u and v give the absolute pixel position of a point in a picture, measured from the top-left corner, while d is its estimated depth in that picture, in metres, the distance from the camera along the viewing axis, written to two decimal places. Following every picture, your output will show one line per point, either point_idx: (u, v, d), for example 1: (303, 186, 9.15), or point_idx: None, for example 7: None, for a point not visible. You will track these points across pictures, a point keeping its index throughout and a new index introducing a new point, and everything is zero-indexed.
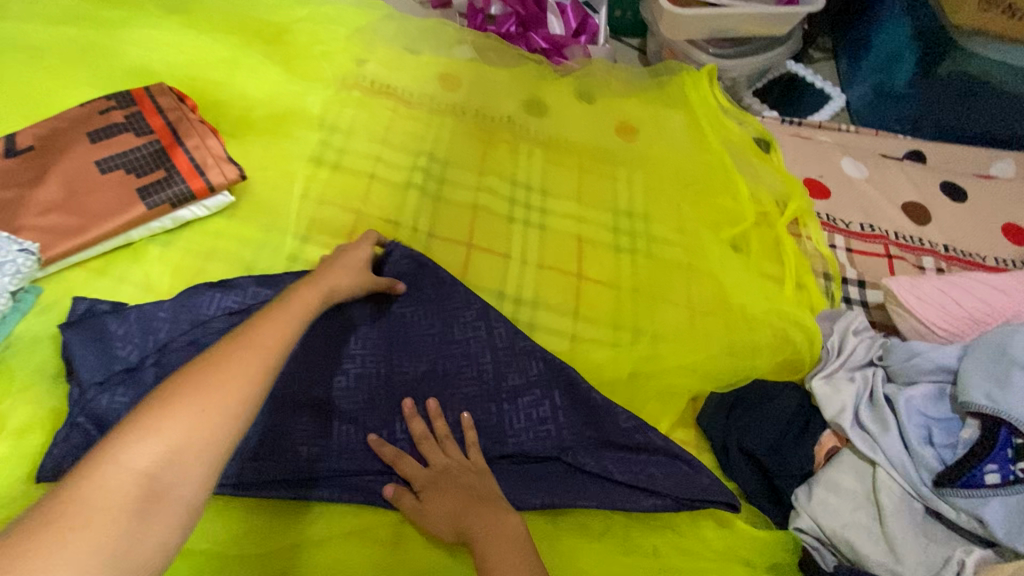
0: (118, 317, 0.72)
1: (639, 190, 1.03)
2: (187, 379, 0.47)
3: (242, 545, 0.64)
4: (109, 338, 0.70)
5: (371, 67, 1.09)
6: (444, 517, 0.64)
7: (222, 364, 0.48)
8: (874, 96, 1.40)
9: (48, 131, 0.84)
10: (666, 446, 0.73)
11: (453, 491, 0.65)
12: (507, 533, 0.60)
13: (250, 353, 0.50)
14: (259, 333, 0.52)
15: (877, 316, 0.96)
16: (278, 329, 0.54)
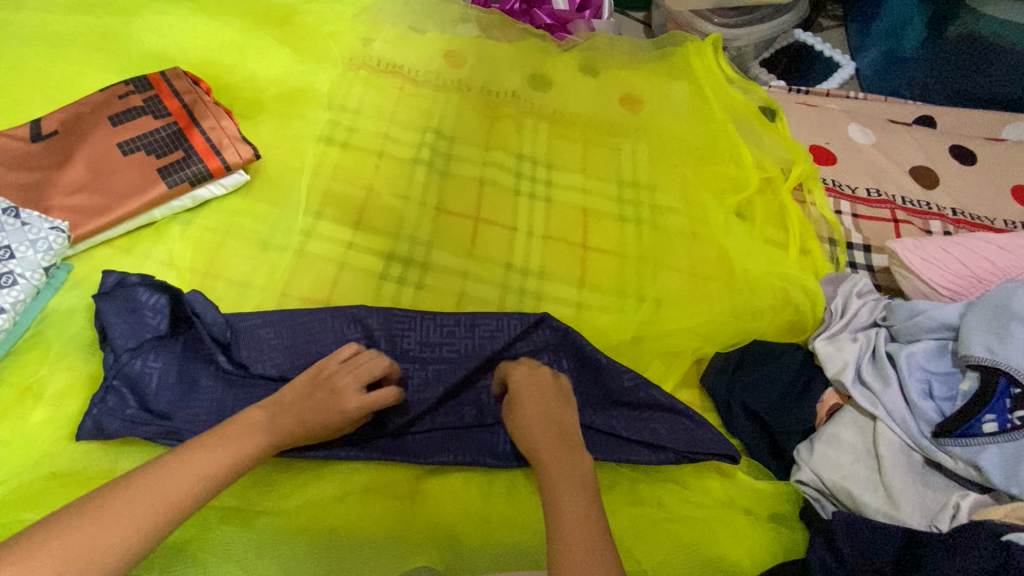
0: (146, 290, 0.76)
1: (644, 161, 1.05)
2: (109, 492, 0.53)
3: (268, 501, 0.67)
4: (138, 309, 0.74)
5: (377, 46, 1.11)
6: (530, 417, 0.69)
7: (136, 487, 0.54)
8: (884, 62, 1.39)
9: (71, 115, 0.88)
10: (670, 404, 0.76)
11: (540, 400, 0.71)
12: (578, 472, 0.63)
13: (164, 483, 0.55)
14: (187, 461, 0.57)
15: (881, 280, 0.97)
16: (209, 461, 0.57)
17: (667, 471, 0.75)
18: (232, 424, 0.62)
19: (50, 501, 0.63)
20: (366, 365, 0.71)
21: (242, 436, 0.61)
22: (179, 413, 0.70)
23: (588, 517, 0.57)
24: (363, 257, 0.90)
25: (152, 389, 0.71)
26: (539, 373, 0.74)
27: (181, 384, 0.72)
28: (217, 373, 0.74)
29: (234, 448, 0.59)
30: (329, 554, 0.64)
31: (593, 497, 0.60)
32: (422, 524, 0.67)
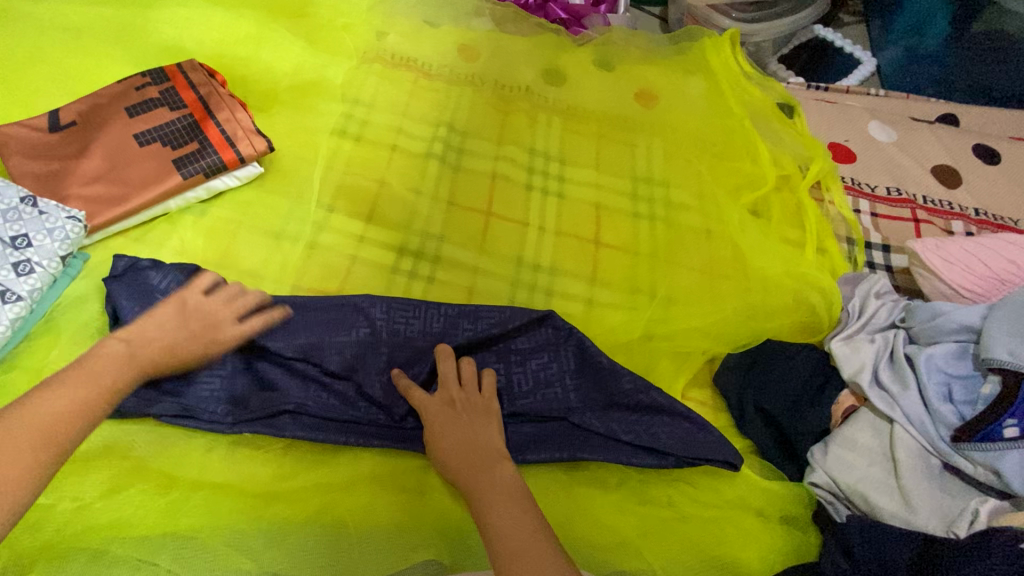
0: (158, 275, 0.77)
1: (658, 156, 1.03)
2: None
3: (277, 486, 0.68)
4: (150, 293, 0.75)
5: (392, 40, 1.10)
6: (450, 446, 0.67)
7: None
8: (905, 60, 1.35)
9: (89, 106, 0.89)
10: (670, 406, 0.74)
11: (456, 428, 0.69)
12: (502, 488, 0.62)
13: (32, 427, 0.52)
14: (50, 400, 0.55)
15: (901, 280, 0.95)
16: (80, 396, 0.56)
17: (677, 470, 0.74)
18: (89, 356, 0.60)
19: (62, 486, 0.64)
20: (235, 296, 0.72)
21: (106, 366, 0.59)
22: (187, 396, 0.71)
23: (528, 525, 0.58)
24: (375, 250, 0.90)
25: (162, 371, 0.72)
26: (450, 387, 0.72)
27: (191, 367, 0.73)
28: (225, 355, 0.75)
29: (101, 378, 0.58)
30: (337, 544, 0.64)
31: (528, 504, 0.61)
32: (430, 518, 0.67)
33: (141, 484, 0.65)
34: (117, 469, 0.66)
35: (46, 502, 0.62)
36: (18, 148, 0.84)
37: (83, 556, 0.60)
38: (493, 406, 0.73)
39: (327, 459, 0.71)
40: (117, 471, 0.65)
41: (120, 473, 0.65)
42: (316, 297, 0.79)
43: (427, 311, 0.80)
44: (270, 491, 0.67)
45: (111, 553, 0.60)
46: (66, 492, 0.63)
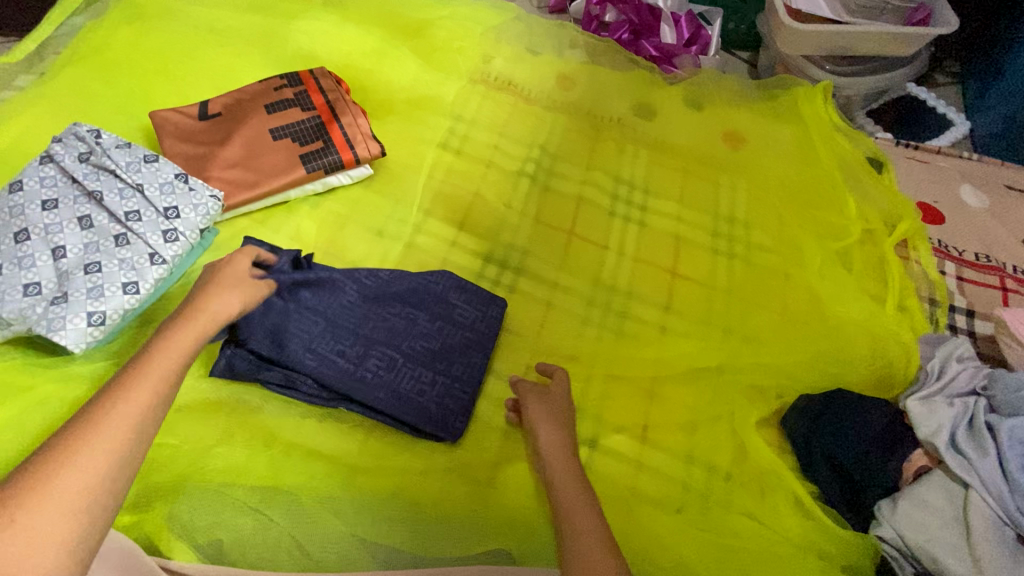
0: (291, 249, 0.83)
1: (742, 197, 1.06)
2: (55, 444, 0.48)
3: (354, 456, 0.74)
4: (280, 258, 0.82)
5: (497, 64, 1.19)
6: (544, 422, 0.73)
7: (102, 427, 0.49)
8: (1001, 126, 1.33)
9: (234, 101, 1.00)
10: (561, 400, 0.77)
11: (547, 408, 0.75)
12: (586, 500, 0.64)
13: (126, 423, 0.50)
14: (138, 389, 0.52)
15: (984, 347, 0.93)
16: (137, 399, 0.52)
17: (734, 501, 0.77)
18: (193, 313, 0.63)
19: (186, 431, 0.73)
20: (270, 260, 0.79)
21: (170, 349, 0.57)
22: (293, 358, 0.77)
23: (591, 525, 0.61)
24: (464, 256, 0.96)
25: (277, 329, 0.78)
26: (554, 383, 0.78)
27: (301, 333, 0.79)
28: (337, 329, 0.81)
29: (147, 394, 0.53)
30: (415, 521, 0.70)
31: (591, 499, 0.65)
32: (498, 511, 0.72)
33: (249, 442, 0.73)
34: (233, 423, 0.74)
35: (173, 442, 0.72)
36: (173, 132, 0.96)
37: (202, 493, 0.68)
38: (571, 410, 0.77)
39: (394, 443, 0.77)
40: (233, 423, 0.74)
41: (235, 426, 0.74)
42: (405, 282, 0.87)
43: (406, 290, 0.86)
44: (351, 464, 0.73)
45: (230, 495, 0.69)
46: (190, 436, 0.72)
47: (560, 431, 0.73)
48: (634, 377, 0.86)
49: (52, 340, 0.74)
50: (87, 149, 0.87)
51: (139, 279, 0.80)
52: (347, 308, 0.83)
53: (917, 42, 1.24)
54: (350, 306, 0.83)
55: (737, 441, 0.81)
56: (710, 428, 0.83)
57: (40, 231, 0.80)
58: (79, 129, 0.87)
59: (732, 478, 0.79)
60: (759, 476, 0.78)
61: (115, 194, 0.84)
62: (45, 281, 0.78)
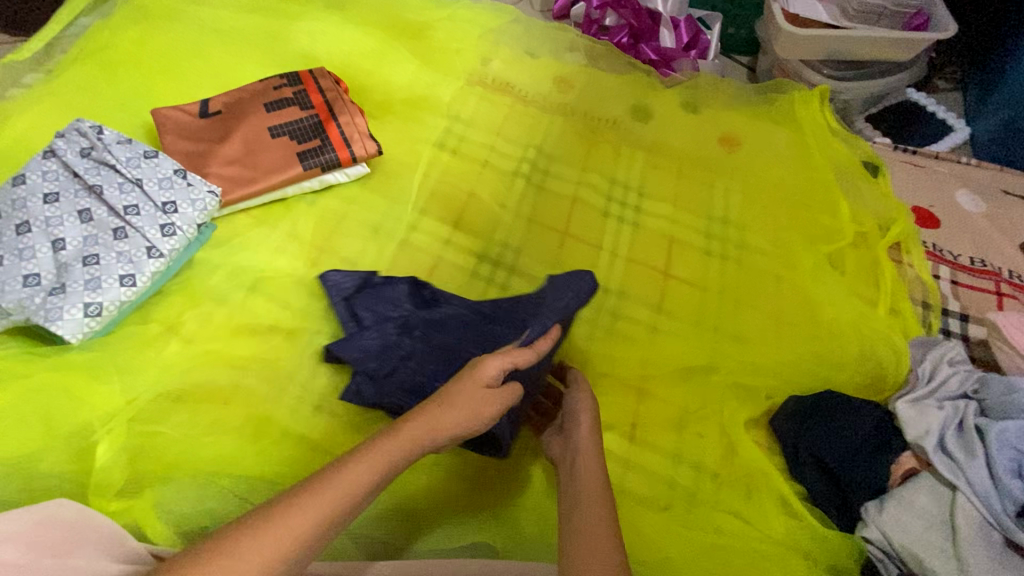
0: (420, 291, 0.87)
1: (736, 199, 1.07)
2: (229, 535, 0.49)
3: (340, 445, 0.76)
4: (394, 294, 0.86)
5: (494, 66, 1.20)
6: (581, 415, 0.72)
7: (265, 538, 0.49)
8: (1000, 132, 1.33)
9: (234, 99, 1.02)
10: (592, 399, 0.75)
11: (585, 402, 0.74)
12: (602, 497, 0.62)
13: (281, 548, 0.49)
14: (294, 521, 0.50)
15: (977, 351, 0.92)
16: (305, 522, 0.50)
17: (721, 500, 0.77)
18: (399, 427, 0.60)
19: (178, 420, 0.74)
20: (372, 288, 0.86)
21: (362, 471, 0.55)
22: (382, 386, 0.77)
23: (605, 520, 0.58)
24: (458, 254, 0.97)
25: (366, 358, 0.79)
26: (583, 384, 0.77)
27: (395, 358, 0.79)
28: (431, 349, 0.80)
29: (315, 524, 0.51)
30: (402, 513, 0.72)
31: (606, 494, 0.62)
32: (488, 505, 0.74)
33: (238, 431, 0.74)
34: (224, 415, 0.75)
35: (165, 431, 0.73)
36: (174, 129, 0.98)
37: (191, 482, 0.69)
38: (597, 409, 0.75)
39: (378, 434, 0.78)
40: (224, 413, 0.76)
41: (226, 416, 0.75)
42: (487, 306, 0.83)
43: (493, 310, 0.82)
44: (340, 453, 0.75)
45: (220, 484, 0.70)
46: (182, 426, 0.74)
47: (586, 438, 0.69)
48: (623, 375, 0.87)
49: (49, 330, 0.75)
50: (89, 145, 0.88)
51: (136, 272, 0.81)
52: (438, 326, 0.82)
53: (915, 47, 1.24)
54: (471, 327, 0.81)
55: (726, 441, 0.81)
56: (698, 427, 0.83)
57: (41, 224, 0.82)
58: (82, 125, 0.89)
59: (719, 477, 0.79)
60: (746, 476, 0.78)
61: (115, 188, 0.85)
62: (44, 273, 0.79)
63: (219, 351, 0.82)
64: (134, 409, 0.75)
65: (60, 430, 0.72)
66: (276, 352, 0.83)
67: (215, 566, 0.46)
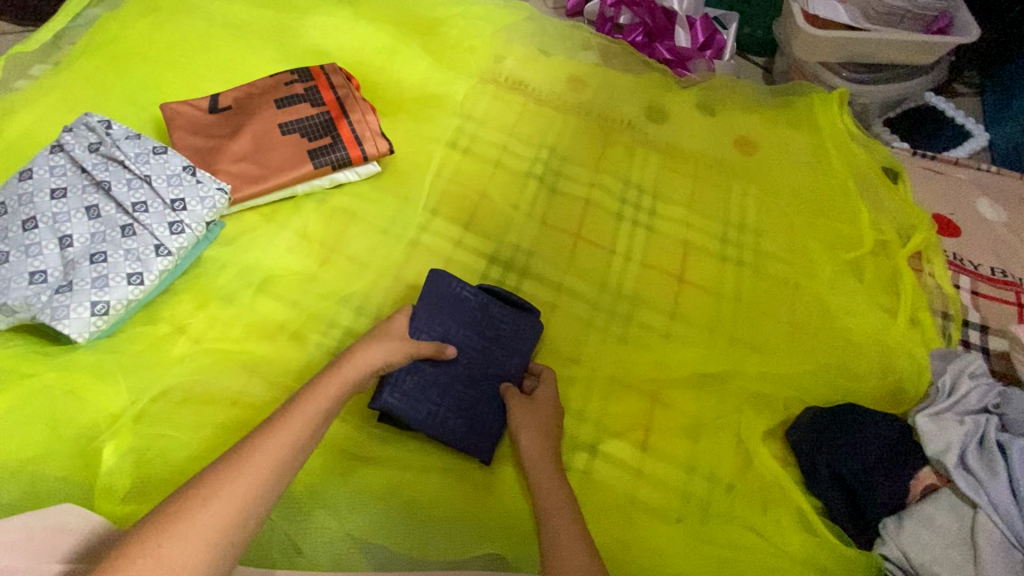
0: (500, 315, 0.85)
1: (753, 204, 1.05)
2: (198, 490, 0.54)
3: (351, 450, 0.75)
4: (461, 315, 0.84)
5: (508, 64, 1.18)
6: (529, 433, 0.75)
7: (206, 514, 0.52)
8: (1021, 138, 1.30)
9: (244, 95, 1.01)
10: (548, 404, 0.79)
11: (530, 417, 0.76)
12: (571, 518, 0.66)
13: (266, 471, 0.56)
14: (270, 449, 0.58)
15: (997, 364, 0.90)
16: (278, 449, 0.58)
17: (735, 513, 0.75)
18: (341, 367, 0.68)
19: (185, 422, 0.73)
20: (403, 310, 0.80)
21: (285, 441, 0.59)
22: (437, 424, 0.76)
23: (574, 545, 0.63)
24: (469, 256, 0.96)
25: (416, 392, 0.77)
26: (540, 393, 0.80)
27: (450, 398, 0.78)
28: (485, 390, 0.81)
29: (288, 447, 0.59)
30: (410, 519, 0.71)
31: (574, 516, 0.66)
32: (496, 509, 0.73)
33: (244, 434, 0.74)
34: (230, 417, 0.75)
35: (171, 433, 0.72)
36: (183, 124, 0.96)
37: None
38: (551, 412, 0.78)
39: (386, 437, 0.78)
40: (232, 416, 0.75)
41: (233, 419, 0.74)
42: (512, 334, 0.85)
43: (513, 336, 0.85)
44: (350, 458, 0.75)
45: None
46: (189, 428, 0.73)
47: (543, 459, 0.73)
48: (637, 383, 0.85)
49: (56, 328, 0.74)
50: (97, 139, 0.87)
51: (144, 270, 0.80)
52: (496, 366, 0.83)
53: (937, 51, 1.22)
54: (491, 357, 0.83)
55: (741, 452, 0.80)
56: (713, 438, 0.81)
57: (48, 220, 0.80)
58: (91, 119, 0.88)
59: (733, 490, 0.78)
60: (762, 489, 0.77)
61: (123, 184, 0.84)
62: (51, 270, 0.78)
63: (225, 351, 0.80)
64: (140, 411, 0.74)
65: (65, 431, 0.71)
66: (284, 354, 0.82)
67: (210, 496, 0.53)
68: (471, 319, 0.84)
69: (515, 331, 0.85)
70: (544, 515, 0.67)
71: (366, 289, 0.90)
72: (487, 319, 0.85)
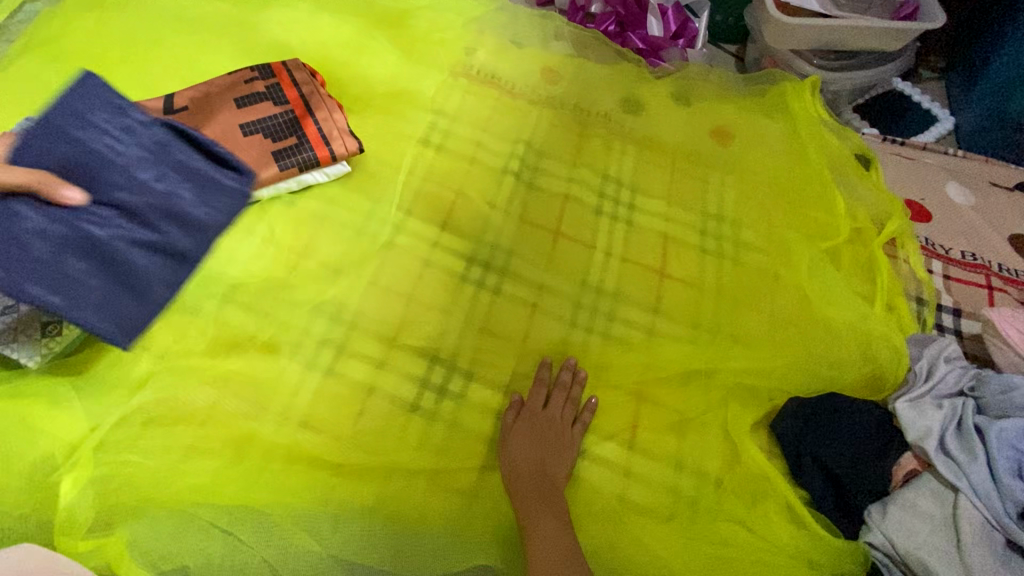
0: (185, 190, 0.83)
1: (730, 194, 1.04)
2: None
3: (331, 468, 0.73)
4: (111, 176, 0.79)
5: (480, 56, 1.15)
6: (527, 452, 0.75)
7: None
8: (986, 123, 1.33)
9: (200, 94, 0.95)
10: (552, 421, 0.78)
11: (530, 434, 0.77)
12: (557, 538, 0.68)
13: None
14: None
15: (971, 347, 0.92)
16: None
17: (724, 509, 0.75)
18: None
19: (152, 447, 0.70)
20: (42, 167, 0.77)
21: None
22: (66, 287, 0.71)
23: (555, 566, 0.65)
24: (446, 257, 0.92)
25: (25, 246, 0.71)
26: (546, 408, 0.79)
27: (64, 258, 0.72)
28: (124, 257, 0.76)
29: None
30: (397, 533, 0.70)
31: (560, 536, 0.68)
32: (484, 516, 0.73)
33: (217, 456, 0.71)
34: (200, 439, 0.72)
35: (137, 459, 0.69)
36: None
37: (166, 517, 0.67)
38: (556, 430, 0.78)
39: (365, 447, 0.74)
40: (203, 437, 0.72)
41: (206, 440, 0.72)
42: (178, 201, 0.81)
43: (161, 198, 0.81)
44: (331, 472, 0.72)
45: (198, 516, 0.67)
46: (156, 453, 0.70)
47: (535, 477, 0.73)
48: (622, 380, 0.84)
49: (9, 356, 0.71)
50: None
51: None
52: (137, 227, 0.78)
53: (903, 37, 1.23)
54: (136, 218, 0.78)
55: (728, 446, 0.80)
56: (700, 433, 0.81)
57: None
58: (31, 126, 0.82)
59: (722, 484, 0.77)
60: (750, 483, 0.77)
61: None
62: None
63: (192, 367, 0.76)
64: (100, 438, 0.70)
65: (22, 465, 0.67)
66: (256, 369, 0.78)
67: None
68: (126, 180, 0.80)
69: (189, 195, 0.82)
70: (530, 534, 0.68)
71: (340, 295, 0.86)
72: (151, 183, 0.81)
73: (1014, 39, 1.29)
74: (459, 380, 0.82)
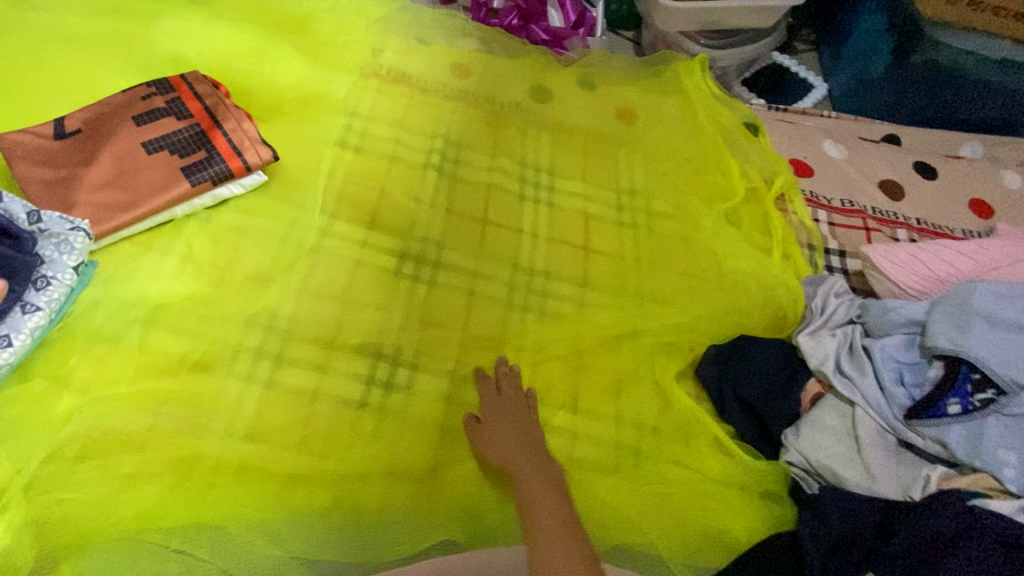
0: None
1: (639, 169, 1.12)
2: None
3: (281, 474, 0.72)
4: None
5: (388, 57, 1.16)
6: (495, 441, 0.77)
7: None
8: (853, 85, 1.49)
9: (93, 115, 0.91)
10: (510, 403, 0.81)
11: (491, 422, 0.79)
12: (552, 503, 0.70)
13: None
14: None
15: (856, 282, 1.05)
16: None
17: (663, 453, 0.82)
18: None
19: (87, 482, 0.68)
20: None
21: None
22: None
23: (558, 527, 0.67)
24: (377, 255, 0.93)
25: None
26: (501, 395, 0.82)
27: None
28: None
29: None
30: (359, 526, 0.71)
31: (555, 500, 0.70)
32: (445, 494, 0.76)
33: (159, 480, 0.69)
34: (138, 466, 0.69)
35: (73, 495, 0.67)
36: (24, 155, 0.85)
37: (114, 551, 0.65)
38: (517, 411, 0.81)
39: (316, 450, 0.75)
40: (142, 464, 0.70)
41: (144, 466, 0.70)
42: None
43: None
44: (282, 479, 0.72)
45: (147, 541, 0.66)
46: (91, 486, 0.67)
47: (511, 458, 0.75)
48: (558, 349, 0.89)
49: None
50: None
51: (10, 331, 0.72)
52: None
53: (773, 14, 1.36)
54: None
55: (661, 397, 0.87)
56: (635, 389, 0.88)
57: None
58: None
59: (658, 431, 0.84)
60: (683, 426, 0.84)
61: None
62: None
63: (120, 395, 0.73)
64: (27, 481, 0.67)
65: None
66: (190, 387, 0.76)
67: None
68: None
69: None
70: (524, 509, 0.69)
71: (272, 304, 0.85)
72: None
73: (867, 7, 1.43)
74: (403, 371, 0.84)
